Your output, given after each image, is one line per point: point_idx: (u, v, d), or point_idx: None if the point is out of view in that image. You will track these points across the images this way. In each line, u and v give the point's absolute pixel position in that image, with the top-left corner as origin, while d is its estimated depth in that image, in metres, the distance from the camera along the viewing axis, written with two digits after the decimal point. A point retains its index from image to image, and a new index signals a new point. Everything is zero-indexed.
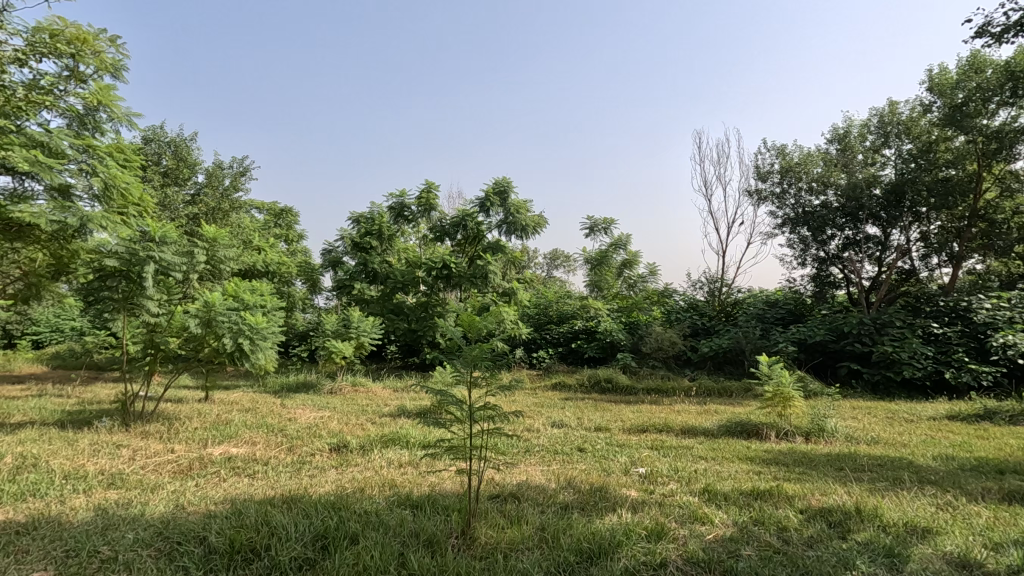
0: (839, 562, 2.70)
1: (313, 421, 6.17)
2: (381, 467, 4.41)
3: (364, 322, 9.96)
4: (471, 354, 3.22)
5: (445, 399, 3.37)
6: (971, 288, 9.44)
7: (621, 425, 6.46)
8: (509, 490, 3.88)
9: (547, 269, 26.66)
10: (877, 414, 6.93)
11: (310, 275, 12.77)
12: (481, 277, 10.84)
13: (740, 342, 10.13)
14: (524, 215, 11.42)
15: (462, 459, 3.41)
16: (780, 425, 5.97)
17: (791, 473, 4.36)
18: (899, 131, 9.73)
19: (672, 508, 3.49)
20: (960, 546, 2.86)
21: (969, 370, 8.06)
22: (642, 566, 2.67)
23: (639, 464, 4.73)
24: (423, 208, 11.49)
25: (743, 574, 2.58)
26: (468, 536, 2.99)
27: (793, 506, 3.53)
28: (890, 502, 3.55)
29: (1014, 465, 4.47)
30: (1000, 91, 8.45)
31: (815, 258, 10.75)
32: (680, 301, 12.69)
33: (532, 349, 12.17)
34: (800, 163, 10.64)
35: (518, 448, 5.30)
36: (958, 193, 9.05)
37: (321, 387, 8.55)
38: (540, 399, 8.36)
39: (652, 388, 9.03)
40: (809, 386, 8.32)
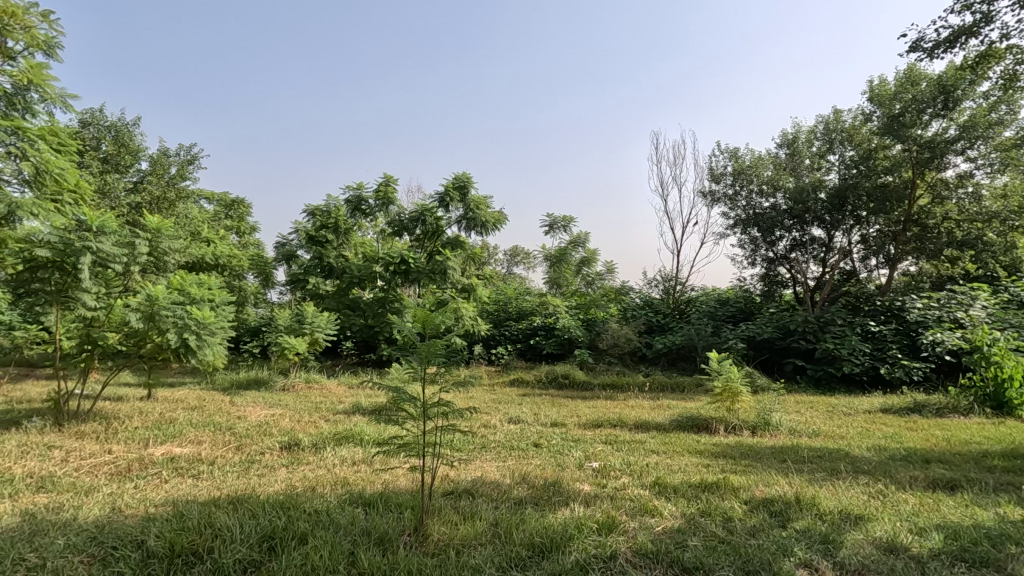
0: (778, 549, 2.82)
1: (263, 419, 5.98)
2: (333, 466, 4.33)
3: (319, 318, 9.73)
4: (426, 351, 3.19)
5: (398, 395, 3.32)
6: (905, 288, 10.16)
7: (577, 421, 6.55)
8: (463, 487, 3.88)
9: (507, 266, 26.70)
10: (818, 408, 7.27)
11: (263, 269, 12.47)
12: (440, 273, 10.75)
13: (693, 340, 10.44)
14: (484, 211, 11.39)
15: (416, 456, 3.39)
16: (729, 420, 6.18)
17: (738, 466, 4.53)
18: (843, 138, 10.23)
19: (624, 502, 3.57)
20: (889, 532, 3.03)
21: (902, 366, 8.54)
22: (592, 559, 2.71)
23: (593, 458, 4.81)
24: (382, 202, 11.30)
25: (689, 564, 2.66)
26: (421, 533, 2.96)
27: (738, 497, 3.67)
28: (827, 492, 3.74)
29: (939, 455, 4.78)
30: (933, 103, 9.02)
31: (764, 258, 11.19)
32: (636, 298, 12.95)
33: (491, 345, 12.16)
34: (750, 166, 11.03)
35: (474, 444, 5.30)
36: (895, 199, 9.57)
37: (273, 384, 8.31)
38: (498, 395, 8.37)
39: (608, 384, 9.18)
40: (757, 380, 8.63)
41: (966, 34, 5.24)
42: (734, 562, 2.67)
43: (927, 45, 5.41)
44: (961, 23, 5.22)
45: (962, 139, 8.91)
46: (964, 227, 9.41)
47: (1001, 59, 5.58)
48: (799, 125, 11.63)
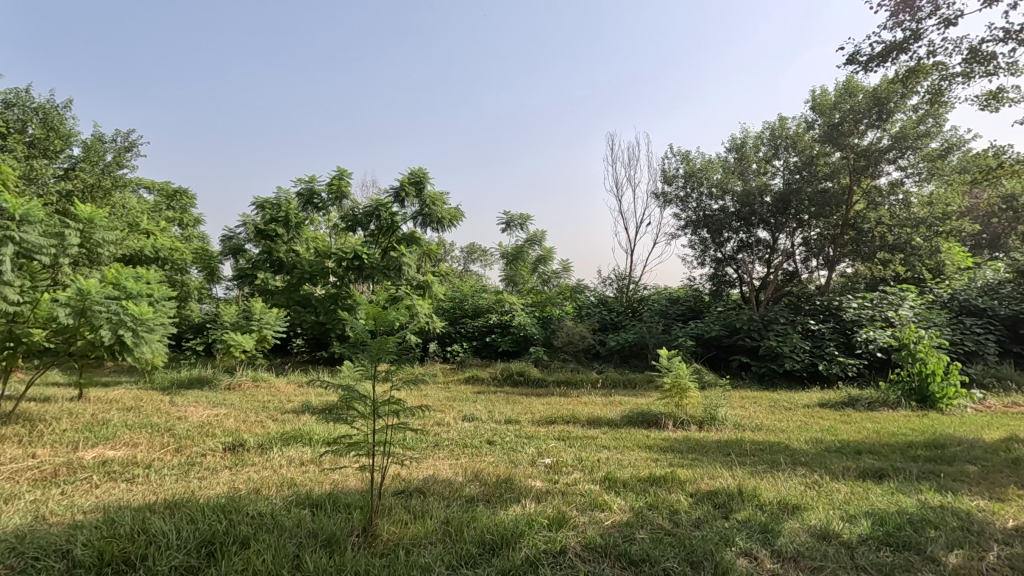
0: (721, 539, 2.91)
1: (206, 419, 5.73)
2: (280, 466, 4.19)
3: (268, 314, 9.42)
4: (376, 348, 3.13)
5: (348, 393, 3.24)
6: (842, 289, 10.69)
7: (530, 418, 6.58)
8: (415, 485, 3.83)
9: (463, 263, 26.65)
10: (762, 403, 7.57)
11: (208, 263, 11.93)
12: (395, 270, 10.51)
13: (645, 337, 10.69)
14: (440, 207, 11.28)
15: (365, 455, 3.31)
16: (678, 415, 6.35)
17: (685, 460, 4.66)
18: (787, 144, 10.67)
19: (574, 497, 3.62)
20: (823, 520, 3.18)
21: (838, 362, 9.00)
22: (542, 555, 2.73)
23: (546, 455, 4.85)
24: (335, 196, 10.99)
25: (636, 557, 2.71)
26: (370, 534, 2.90)
27: (685, 490, 3.78)
28: (767, 483, 3.90)
29: (869, 446, 5.07)
30: (869, 114, 9.55)
31: (713, 258, 11.56)
32: (591, 296, 13.14)
33: (446, 342, 12.07)
34: (701, 169, 11.39)
35: (427, 442, 5.25)
36: (835, 204, 10.01)
37: (218, 382, 7.99)
38: (452, 393, 8.31)
39: (562, 381, 9.27)
40: (704, 377, 8.90)
41: (897, 49, 5.56)
42: (679, 553, 2.74)
43: (863, 58, 5.70)
44: (893, 39, 5.52)
45: (894, 149, 9.49)
46: (895, 232, 9.98)
47: (929, 74, 5.95)
48: (748, 131, 12.07)
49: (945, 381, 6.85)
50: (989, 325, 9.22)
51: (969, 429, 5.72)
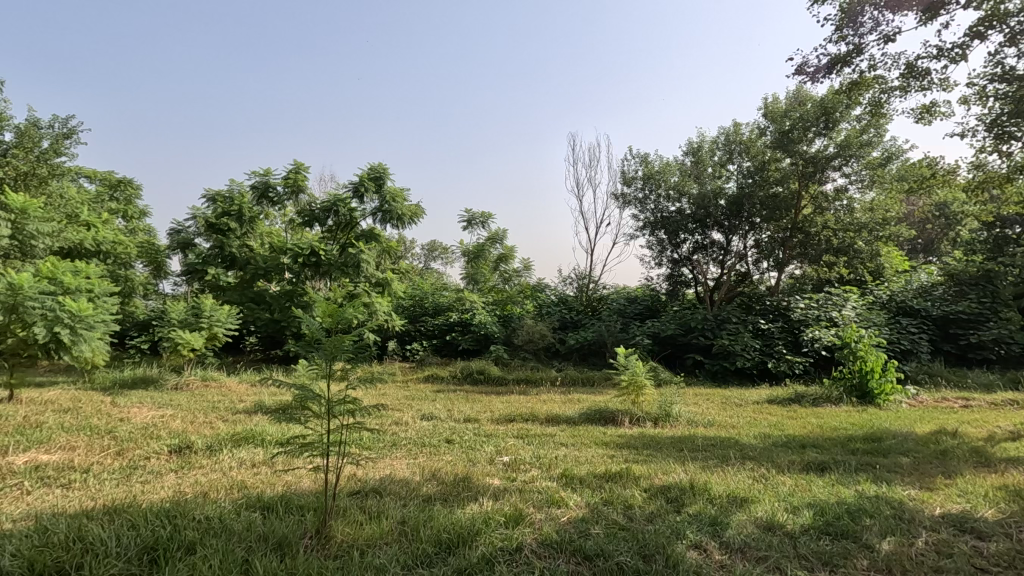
0: (673, 533, 3.00)
1: (150, 420, 5.50)
2: (229, 468, 4.06)
3: (218, 311, 9.10)
4: (331, 346, 3.07)
5: (303, 393, 3.17)
6: (790, 290, 11.14)
7: (490, 416, 6.59)
8: (371, 486, 3.78)
9: (425, 261, 26.46)
10: (714, 400, 7.81)
11: (154, 257, 11.42)
12: (353, 267, 10.26)
13: (603, 336, 10.86)
14: (400, 203, 11.15)
15: (320, 455, 3.25)
16: (634, 412, 6.49)
17: (639, 456, 4.76)
18: (741, 150, 11.04)
19: (532, 494, 3.65)
20: (768, 511, 3.32)
21: (786, 360, 9.38)
22: (498, 552, 2.75)
23: (504, 453, 4.86)
24: (291, 190, 10.67)
25: (591, 551, 2.76)
26: (323, 536, 2.85)
27: (639, 485, 3.87)
28: (717, 477, 4.03)
29: (813, 440, 5.31)
30: (816, 123, 9.98)
31: (669, 258, 11.85)
32: (551, 295, 13.26)
33: (405, 341, 11.93)
34: (659, 172, 11.66)
35: (384, 442, 5.19)
36: (784, 208, 10.53)
37: (163, 382, 7.65)
38: (411, 391, 8.25)
39: (522, 379, 9.32)
40: (660, 374, 9.12)
41: (841, 62, 5.84)
42: (631, 547, 2.81)
43: (810, 69, 5.95)
44: (838, 52, 5.79)
45: (839, 157, 9.95)
46: (840, 236, 10.46)
47: (870, 87, 6.27)
48: (704, 135, 12.40)
49: (883, 378, 7.25)
50: (922, 324, 9.80)
51: (904, 423, 6.07)
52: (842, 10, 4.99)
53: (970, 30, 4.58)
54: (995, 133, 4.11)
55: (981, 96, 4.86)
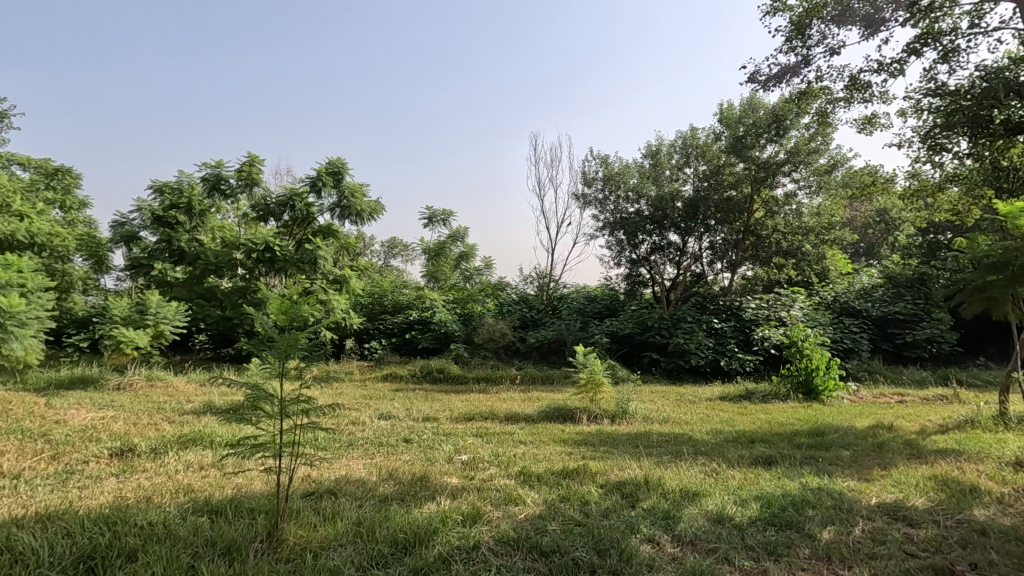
0: (627, 527, 3.07)
1: (89, 423, 5.22)
2: (175, 472, 3.90)
3: (165, 308, 8.71)
4: (284, 344, 2.98)
5: (255, 392, 3.07)
6: (743, 291, 11.53)
7: (449, 415, 6.56)
8: (326, 487, 3.70)
9: (384, 258, 26.07)
10: (669, 397, 8.01)
11: (95, 250, 10.84)
12: (310, 263, 9.98)
13: (563, 334, 10.98)
14: (359, 199, 10.95)
15: (272, 456, 3.16)
16: (591, 410, 6.59)
17: (596, 452, 4.84)
18: (697, 153, 11.35)
19: (490, 492, 3.66)
20: (718, 505, 3.43)
21: (738, 358, 9.71)
22: (455, 551, 2.74)
23: (463, 452, 4.85)
24: (244, 182, 10.31)
25: (547, 548, 2.79)
26: (275, 539, 2.78)
27: (596, 481, 3.93)
28: (671, 473, 4.14)
29: (761, 435, 5.52)
30: (768, 130, 10.36)
31: (628, 258, 12.07)
32: (512, 294, 13.30)
33: (363, 339, 11.74)
34: (619, 173, 11.86)
35: (340, 442, 5.10)
36: (737, 211, 10.89)
37: (104, 382, 7.28)
38: (369, 391, 8.13)
39: (482, 377, 9.32)
40: (618, 372, 9.28)
41: (790, 72, 6.08)
42: (587, 543, 2.85)
43: (762, 77, 6.17)
44: (787, 62, 6.03)
45: (789, 163, 10.36)
46: (789, 239, 10.89)
47: (817, 97, 6.55)
48: (662, 139, 12.67)
49: (827, 375, 7.60)
50: (863, 324, 10.34)
51: (845, 417, 6.38)
52: (792, 22, 5.20)
53: (908, 46, 4.85)
54: (930, 145, 4.38)
55: (916, 110, 5.16)
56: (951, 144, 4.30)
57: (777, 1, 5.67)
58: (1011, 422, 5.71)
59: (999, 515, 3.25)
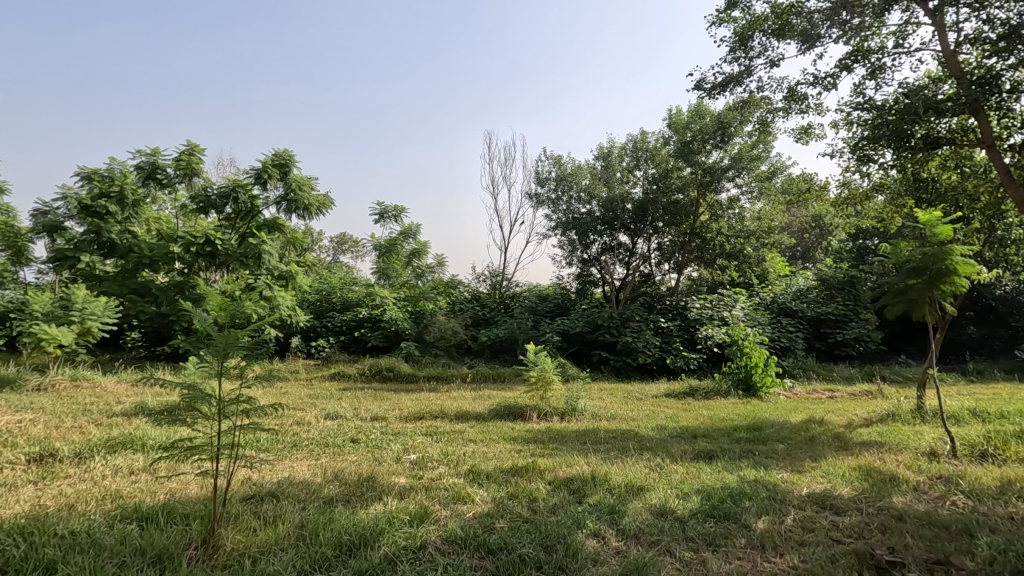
0: (574, 522, 3.12)
1: (5, 427, 4.84)
2: (102, 478, 3.67)
3: (93, 303, 8.19)
4: (223, 342, 2.84)
5: (190, 393, 2.92)
6: (688, 291, 11.92)
7: (398, 414, 6.47)
8: (267, 489, 3.58)
9: (333, 254, 25.42)
10: (617, 394, 8.19)
11: (13, 241, 10.06)
12: (254, 258, 9.58)
13: (515, 333, 11.02)
14: (307, 192, 10.62)
15: (210, 459, 3.02)
16: (542, 408, 6.65)
17: (545, 450, 4.88)
18: (647, 157, 11.64)
19: (438, 491, 3.63)
20: (661, 498, 3.54)
21: (682, 356, 10.04)
22: (402, 551, 2.71)
23: (412, 451, 4.79)
24: (183, 172, 9.81)
25: (494, 546, 2.79)
26: (211, 545, 2.66)
27: (544, 478, 3.98)
28: (617, 468, 4.24)
29: (703, 431, 5.73)
30: (713, 136, 10.72)
31: (579, 258, 12.25)
32: (464, 292, 13.25)
33: (310, 337, 11.41)
34: (571, 174, 12.02)
35: (284, 443, 4.94)
36: (684, 214, 11.23)
37: (23, 382, 6.77)
38: (315, 390, 7.90)
39: (433, 376, 9.25)
40: (568, 370, 9.39)
41: (733, 82, 6.33)
42: (533, 539, 2.88)
43: (707, 85, 6.39)
44: (731, 72, 6.27)
45: (733, 169, 10.77)
46: (732, 241, 11.34)
47: (758, 107, 6.84)
48: (614, 141, 12.92)
49: (764, 372, 7.97)
50: (799, 324, 10.89)
51: (781, 413, 6.71)
52: (735, 34, 5.42)
53: (840, 62, 5.13)
54: (858, 155, 4.66)
55: (847, 123, 5.47)
56: (876, 155, 4.58)
57: (723, 13, 5.87)
58: (927, 415, 6.16)
59: (915, 501, 3.51)
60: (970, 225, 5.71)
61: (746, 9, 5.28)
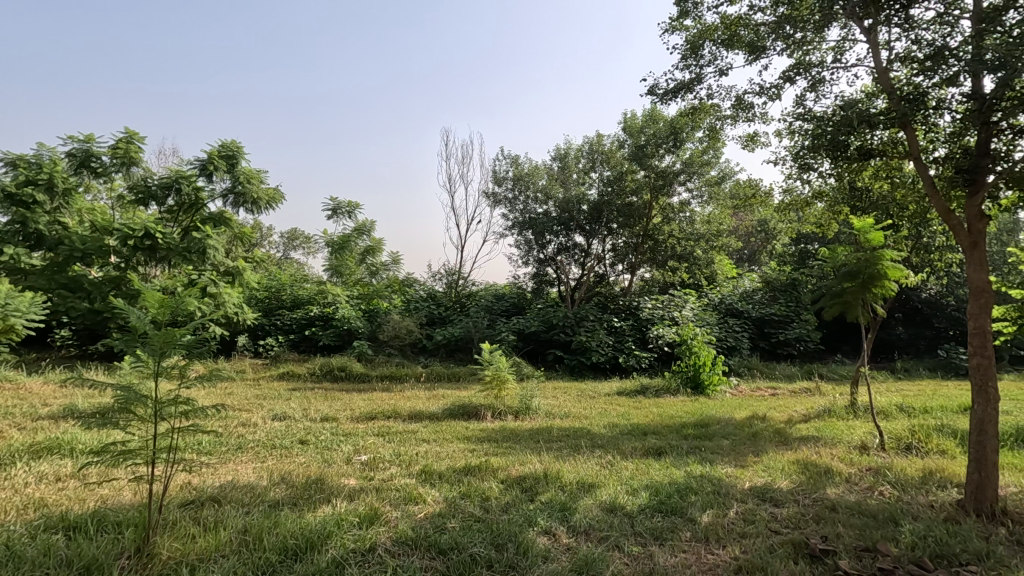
0: (525, 521, 3.13)
1: None
2: (24, 485, 3.43)
3: (18, 299, 7.65)
4: (160, 343, 2.70)
5: (124, 394, 2.76)
6: (641, 291, 12.19)
7: (349, 414, 6.33)
8: (208, 494, 3.43)
9: (283, 250, 24.64)
10: (571, 393, 8.29)
11: None
12: (198, 254, 9.10)
13: (470, 332, 10.98)
14: (255, 186, 10.26)
15: (146, 464, 2.87)
16: (495, 407, 6.66)
17: (499, 449, 4.89)
18: (602, 159, 11.82)
19: (389, 492, 3.57)
20: (612, 495, 3.60)
21: (634, 355, 10.27)
22: (349, 555, 2.65)
23: (363, 452, 4.70)
24: (120, 161, 9.28)
25: (445, 546, 2.77)
26: (145, 554, 2.53)
27: (497, 477, 3.98)
28: (569, 466, 4.29)
29: (653, 428, 5.87)
30: (666, 141, 10.97)
31: (536, 258, 12.33)
32: (420, 291, 13.13)
33: (258, 335, 11.03)
34: (528, 174, 12.09)
35: (228, 445, 4.75)
36: (637, 216, 11.46)
37: None
38: (263, 390, 7.65)
39: (386, 375, 9.11)
40: (523, 369, 9.43)
41: (684, 88, 6.51)
42: (484, 538, 2.87)
43: (660, 91, 6.55)
44: (683, 79, 6.45)
45: (684, 173, 11.07)
46: (683, 244, 11.67)
47: (708, 114, 7.06)
48: (570, 143, 13.06)
49: (711, 370, 8.24)
50: (744, 324, 11.33)
51: (727, 410, 6.95)
52: (687, 42, 5.58)
53: (783, 74, 5.36)
54: (799, 164, 4.88)
55: (790, 132, 5.71)
56: (816, 164, 4.81)
57: (675, 21, 6.03)
58: (860, 411, 6.52)
59: (847, 492, 3.70)
60: (900, 232, 6.07)
61: (697, 19, 5.45)
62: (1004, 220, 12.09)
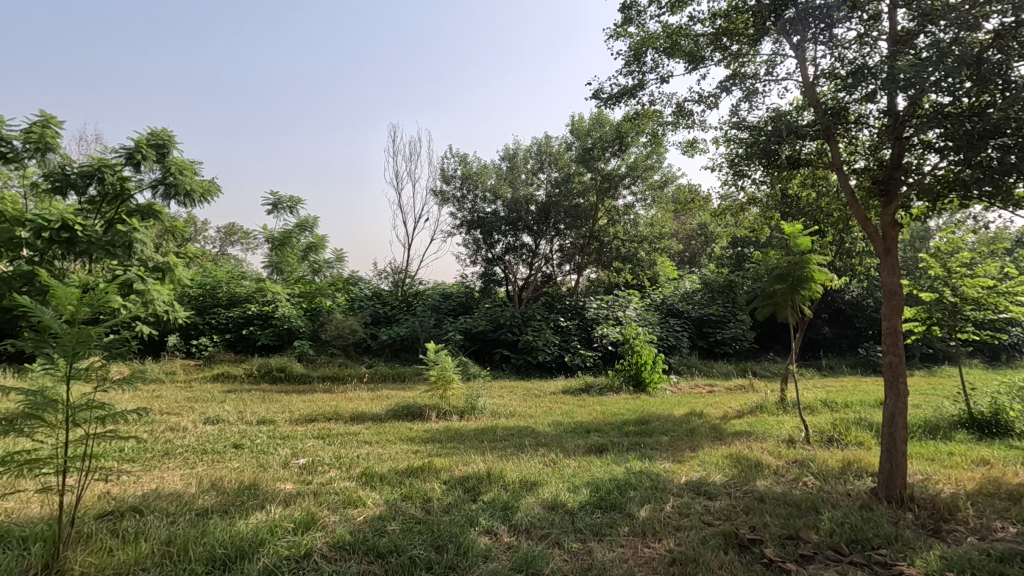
0: (466, 521, 3.12)
1: None
2: None
3: None
4: (74, 344, 2.47)
5: (31, 399, 2.53)
6: (587, 292, 12.39)
7: (288, 416, 6.11)
8: (129, 504, 3.21)
9: (220, 245, 23.48)
10: (517, 392, 8.33)
11: None
12: (123, 248, 8.47)
13: (416, 332, 10.83)
14: (188, 178, 9.72)
15: (56, 474, 2.65)
16: (441, 407, 6.59)
17: (443, 449, 4.84)
18: (550, 161, 11.95)
19: (328, 496, 3.47)
20: (554, 492, 3.64)
21: (580, 354, 10.44)
22: (284, 562, 2.55)
23: (301, 455, 4.54)
24: (34, 147, 8.54)
25: (384, 549, 2.71)
26: (53, 571, 2.34)
27: (440, 478, 3.94)
28: (512, 465, 4.30)
29: (596, 425, 5.98)
30: (612, 144, 11.16)
31: (483, 258, 12.30)
32: (365, 290, 12.95)
33: (190, 334, 10.45)
34: (476, 173, 12.04)
35: (153, 451, 4.46)
36: (583, 218, 11.63)
37: None
38: (194, 393, 7.26)
39: (328, 376, 8.86)
40: (469, 369, 9.39)
41: (628, 94, 6.65)
42: (425, 540, 2.83)
43: (605, 96, 6.67)
44: (627, 85, 6.59)
45: (629, 177, 11.35)
46: (627, 246, 11.92)
47: (650, 119, 7.25)
48: (519, 143, 13.10)
49: (652, 368, 8.49)
50: (683, 324, 11.77)
51: (666, 407, 7.17)
52: (631, 49, 5.69)
53: (720, 84, 5.55)
54: (735, 170, 5.08)
55: (726, 140, 5.92)
56: (749, 171, 5.03)
57: (620, 27, 6.14)
58: (788, 406, 6.89)
59: (774, 483, 3.90)
60: (826, 238, 6.43)
61: (640, 26, 5.56)
62: (916, 229, 13.09)
